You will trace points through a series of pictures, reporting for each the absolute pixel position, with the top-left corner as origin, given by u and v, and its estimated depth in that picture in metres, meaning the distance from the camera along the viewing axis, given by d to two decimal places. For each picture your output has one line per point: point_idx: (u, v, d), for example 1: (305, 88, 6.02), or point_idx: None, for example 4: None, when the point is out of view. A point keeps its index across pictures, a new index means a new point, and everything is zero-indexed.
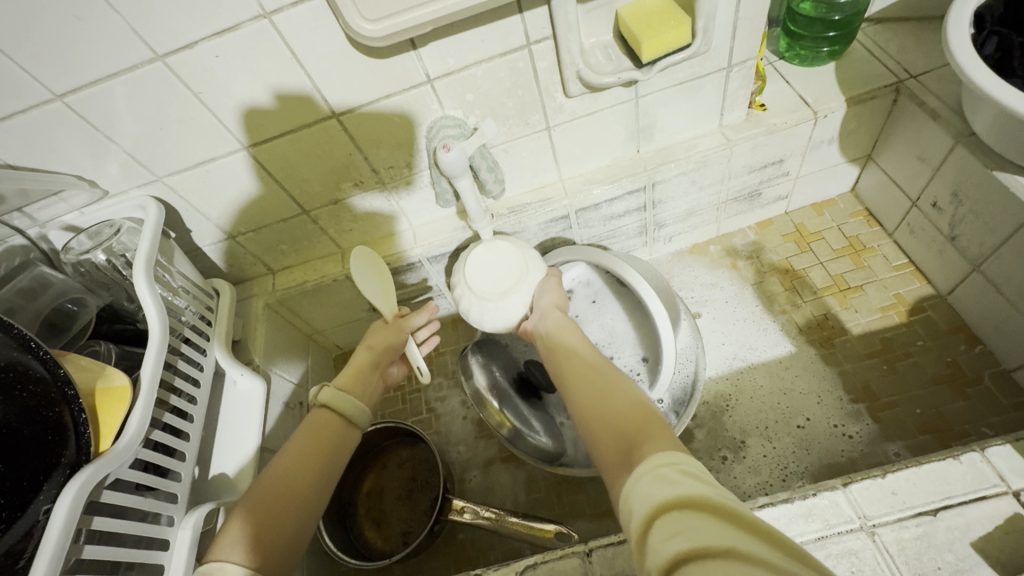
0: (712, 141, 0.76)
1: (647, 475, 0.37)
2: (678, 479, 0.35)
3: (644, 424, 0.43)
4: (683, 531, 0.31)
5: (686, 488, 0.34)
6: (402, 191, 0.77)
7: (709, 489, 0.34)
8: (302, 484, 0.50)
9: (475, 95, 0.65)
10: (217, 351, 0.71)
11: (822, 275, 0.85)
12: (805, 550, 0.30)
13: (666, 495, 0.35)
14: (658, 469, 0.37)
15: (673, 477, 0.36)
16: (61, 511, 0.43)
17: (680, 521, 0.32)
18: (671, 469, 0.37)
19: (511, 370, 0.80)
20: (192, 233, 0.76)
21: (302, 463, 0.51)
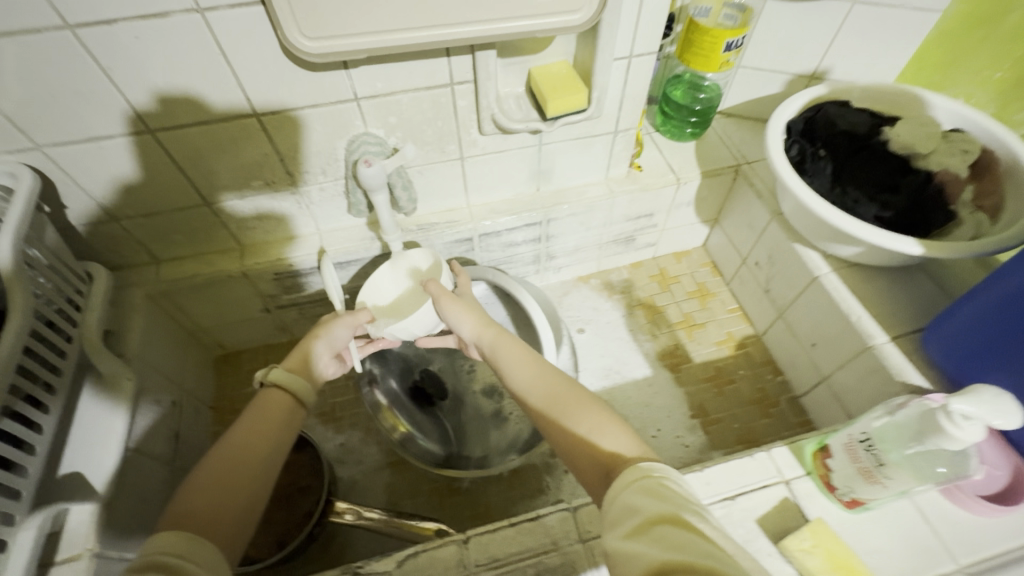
0: (599, 190, 0.90)
1: (631, 491, 0.42)
2: (664, 497, 0.40)
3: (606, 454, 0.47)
4: (670, 544, 0.36)
5: (671, 506, 0.39)
6: (315, 196, 0.78)
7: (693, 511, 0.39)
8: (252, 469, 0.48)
9: (398, 119, 0.70)
10: (85, 340, 0.66)
11: (676, 312, 1.03)
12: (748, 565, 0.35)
13: (652, 510, 0.39)
14: (644, 484, 0.42)
15: (660, 494, 0.40)
16: None
17: (661, 536, 0.37)
18: (654, 484, 0.41)
19: (407, 378, 0.83)
20: (67, 209, 0.70)
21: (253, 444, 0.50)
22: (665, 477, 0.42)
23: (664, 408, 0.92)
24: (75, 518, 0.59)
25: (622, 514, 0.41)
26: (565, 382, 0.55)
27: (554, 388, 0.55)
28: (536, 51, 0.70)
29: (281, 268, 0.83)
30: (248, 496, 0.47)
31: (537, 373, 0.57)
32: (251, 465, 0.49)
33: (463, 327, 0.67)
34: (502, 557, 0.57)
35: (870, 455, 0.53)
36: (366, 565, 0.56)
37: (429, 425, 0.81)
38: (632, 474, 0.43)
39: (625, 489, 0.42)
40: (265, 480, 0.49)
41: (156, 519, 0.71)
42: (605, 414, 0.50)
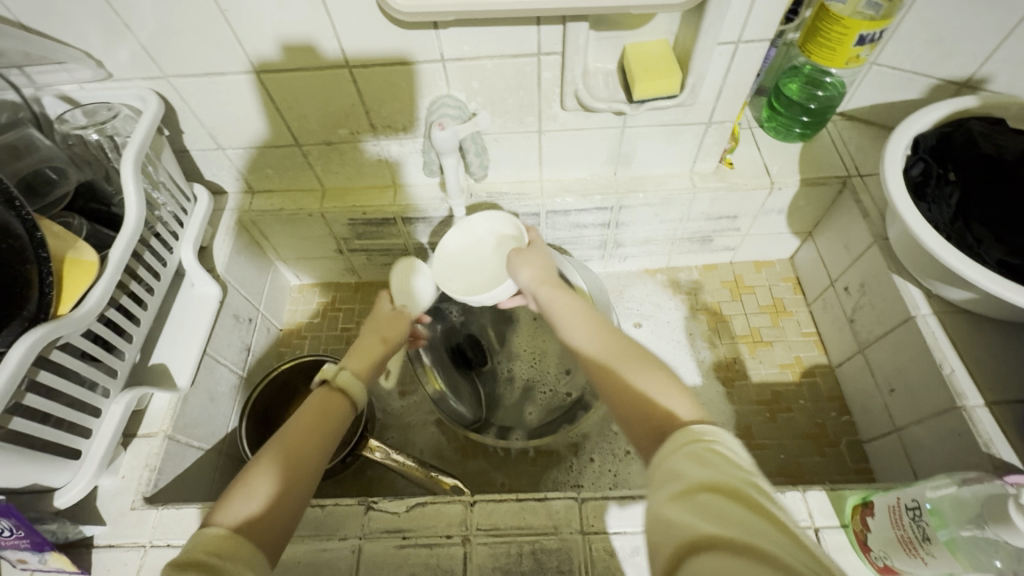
0: (679, 183, 0.85)
1: (676, 456, 0.39)
2: (713, 464, 0.37)
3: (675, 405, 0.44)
4: (713, 514, 0.34)
5: (717, 475, 0.36)
6: (395, 151, 0.82)
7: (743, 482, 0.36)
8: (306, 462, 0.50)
9: (480, 84, 0.70)
10: (184, 253, 0.75)
11: (742, 324, 0.96)
12: (812, 546, 0.32)
13: (692, 475, 0.37)
14: (692, 450, 0.39)
15: (709, 460, 0.37)
16: (13, 359, 0.47)
17: (704, 504, 0.34)
18: (702, 448, 0.39)
19: (452, 340, 0.85)
20: (183, 134, 0.78)
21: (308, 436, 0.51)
22: (717, 443, 0.39)
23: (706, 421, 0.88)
24: (155, 403, 0.71)
25: (666, 478, 0.38)
26: (636, 350, 0.51)
27: (618, 355, 0.52)
28: (635, 26, 0.65)
29: (356, 215, 0.89)
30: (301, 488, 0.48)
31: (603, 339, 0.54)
32: (305, 456, 0.50)
33: (521, 276, 0.68)
34: (502, 527, 0.59)
35: (916, 526, 0.47)
36: (378, 502, 0.61)
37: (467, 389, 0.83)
38: (682, 440, 0.40)
39: (673, 453, 0.39)
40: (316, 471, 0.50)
41: (221, 418, 0.81)
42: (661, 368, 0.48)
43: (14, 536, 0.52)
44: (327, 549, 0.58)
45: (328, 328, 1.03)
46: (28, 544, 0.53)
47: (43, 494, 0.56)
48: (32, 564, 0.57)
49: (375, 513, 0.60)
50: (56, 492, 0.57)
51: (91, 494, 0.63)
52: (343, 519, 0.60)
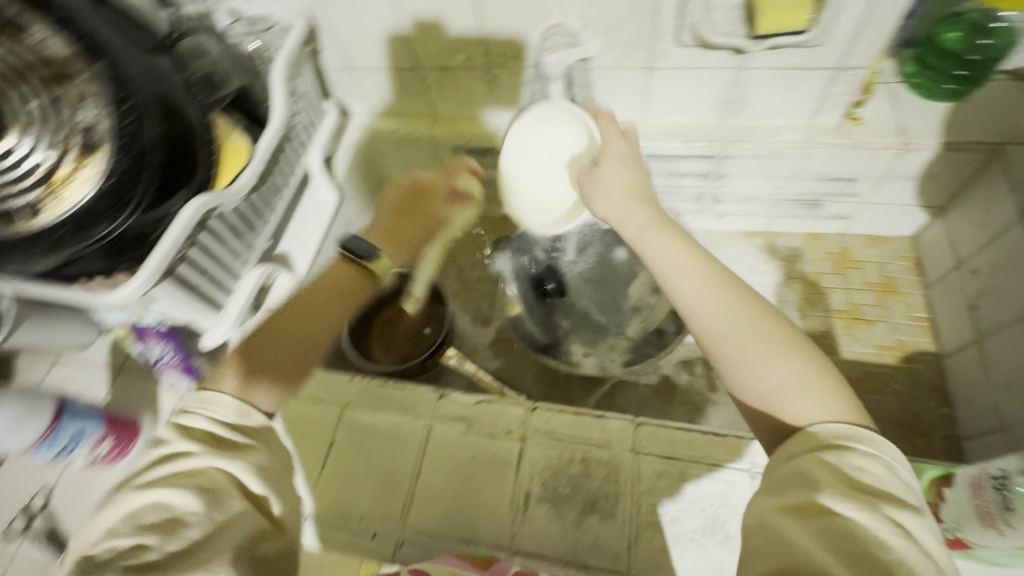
0: (795, 137, 0.80)
1: (801, 456, 0.40)
2: (829, 476, 0.38)
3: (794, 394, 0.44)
4: (832, 533, 0.35)
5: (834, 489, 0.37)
6: (503, 82, 0.85)
7: (858, 498, 0.36)
8: (292, 335, 0.61)
9: (596, 13, 0.70)
10: (311, 161, 0.86)
11: (841, 299, 0.90)
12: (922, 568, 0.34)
13: (816, 478, 0.38)
14: (815, 458, 0.39)
15: (828, 472, 0.38)
16: (185, 215, 0.56)
17: (825, 526, 0.35)
18: (843, 457, 0.39)
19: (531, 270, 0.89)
20: (321, 52, 0.87)
21: (295, 315, 0.63)
22: (846, 450, 0.39)
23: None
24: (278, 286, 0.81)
25: (789, 476, 0.40)
26: (777, 332, 0.47)
27: (753, 328, 0.47)
28: None
29: (459, 142, 0.94)
30: (298, 369, 0.60)
31: (739, 308, 0.48)
32: (304, 337, 0.62)
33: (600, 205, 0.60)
34: (559, 433, 0.63)
35: (998, 496, 0.44)
36: (449, 394, 0.67)
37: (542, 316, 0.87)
38: (806, 447, 0.41)
39: (804, 455, 0.40)
40: (313, 357, 0.63)
41: None
42: (797, 349, 0.46)
43: (173, 359, 0.69)
44: (403, 423, 0.66)
45: None
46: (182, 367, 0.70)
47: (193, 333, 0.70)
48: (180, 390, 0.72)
49: (446, 401, 0.67)
50: (203, 334, 0.70)
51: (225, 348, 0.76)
52: (418, 401, 0.67)
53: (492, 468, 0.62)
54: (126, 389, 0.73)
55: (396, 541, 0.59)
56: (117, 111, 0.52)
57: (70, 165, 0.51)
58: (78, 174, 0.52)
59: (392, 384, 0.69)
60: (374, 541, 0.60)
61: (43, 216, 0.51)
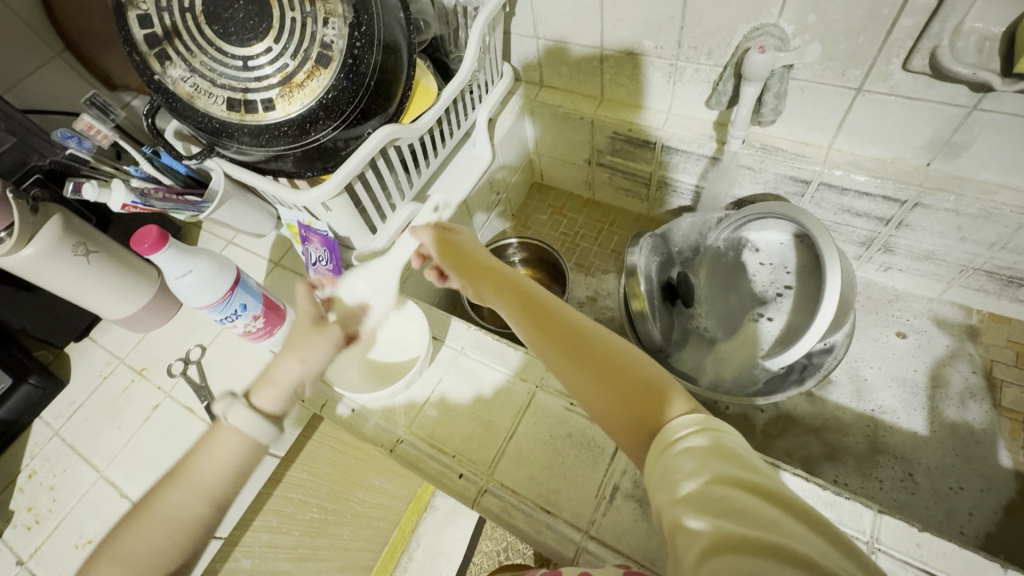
0: (1016, 201, 0.69)
1: (671, 453, 0.41)
2: (700, 465, 0.40)
3: (639, 398, 0.47)
4: (722, 514, 0.37)
5: (711, 471, 0.39)
6: (686, 77, 0.82)
7: (730, 472, 0.39)
8: (160, 532, 0.46)
9: (818, 20, 0.65)
10: (479, 117, 0.89)
11: (1015, 397, 0.77)
12: (834, 531, 0.36)
13: (699, 473, 0.39)
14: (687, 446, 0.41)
15: (696, 462, 0.40)
16: (374, 144, 0.63)
17: (714, 501, 0.37)
18: (700, 436, 0.41)
19: (665, 273, 0.88)
20: (513, 17, 0.90)
21: (174, 489, 0.48)
22: (703, 429, 0.42)
23: (915, 471, 0.75)
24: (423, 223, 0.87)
25: (667, 478, 0.41)
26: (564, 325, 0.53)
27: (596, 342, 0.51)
28: None
29: (620, 130, 0.93)
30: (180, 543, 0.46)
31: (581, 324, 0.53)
32: (188, 507, 0.47)
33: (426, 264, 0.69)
34: None
35: None
36: None
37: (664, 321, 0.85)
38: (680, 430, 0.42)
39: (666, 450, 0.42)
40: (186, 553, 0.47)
41: None
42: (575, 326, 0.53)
43: (326, 267, 0.73)
44: (510, 381, 0.68)
45: (550, 227, 1.13)
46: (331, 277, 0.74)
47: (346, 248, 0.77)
48: None
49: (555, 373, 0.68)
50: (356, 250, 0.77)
51: (365, 268, 0.83)
52: (529, 365, 0.69)
53: (584, 450, 0.62)
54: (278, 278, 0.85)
55: (480, 487, 0.62)
56: (354, 33, 0.56)
57: (304, 72, 0.55)
58: (308, 82, 0.56)
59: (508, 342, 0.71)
60: (460, 480, 0.63)
61: (271, 113, 0.56)
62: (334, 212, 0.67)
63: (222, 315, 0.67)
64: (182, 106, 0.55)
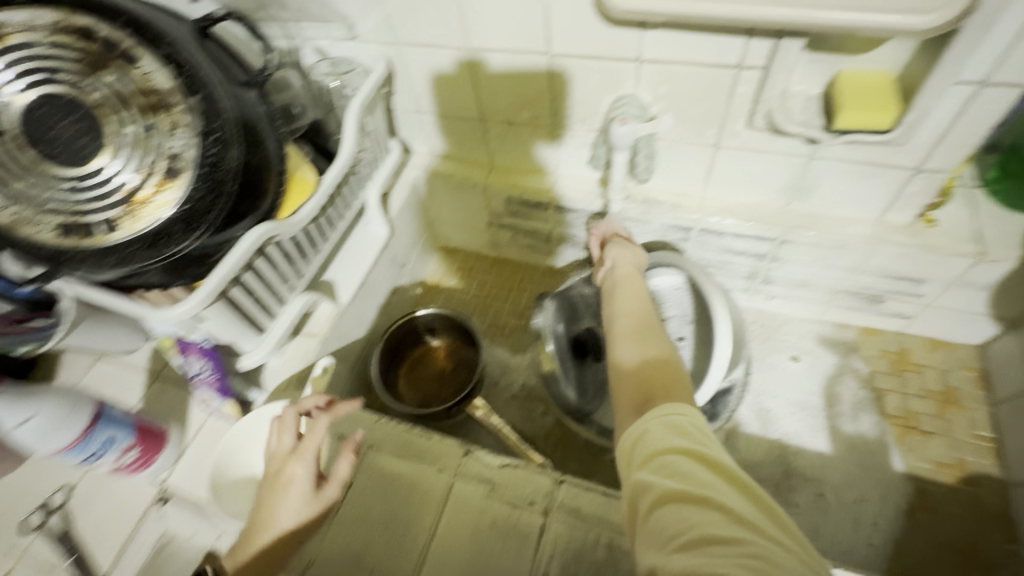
0: (862, 231, 0.77)
1: (648, 422, 0.45)
2: (676, 434, 0.43)
3: (661, 380, 0.50)
4: (677, 473, 0.40)
5: (683, 443, 0.42)
6: (567, 141, 0.86)
7: (693, 446, 0.42)
8: None
9: (669, 88, 0.71)
10: (369, 196, 0.88)
11: (896, 404, 0.84)
12: (780, 515, 0.38)
13: (664, 444, 0.43)
14: (668, 420, 0.44)
15: (674, 431, 0.43)
16: (245, 246, 0.59)
17: (668, 465, 0.41)
18: (680, 415, 0.44)
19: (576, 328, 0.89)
20: (394, 95, 0.90)
21: None
22: (688, 416, 0.45)
23: (824, 490, 0.79)
24: (320, 311, 0.83)
25: (638, 447, 0.44)
26: (651, 333, 0.58)
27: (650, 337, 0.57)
28: (857, 53, 0.61)
29: (514, 193, 0.95)
30: None
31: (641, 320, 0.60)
32: None
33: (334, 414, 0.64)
34: (582, 512, 0.60)
35: None
36: (475, 450, 0.66)
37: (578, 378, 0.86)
38: (662, 409, 0.45)
39: (649, 417, 0.45)
40: None
41: (362, 341, 0.93)
42: (655, 336, 0.57)
43: (209, 378, 0.67)
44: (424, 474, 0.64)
45: (461, 291, 1.12)
46: (217, 387, 0.68)
47: (231, 353, 0.70)
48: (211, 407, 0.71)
49: (471, 458, 0.65)
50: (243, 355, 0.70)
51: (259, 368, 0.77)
52: (443, 454, 0.66)
53: (509, 539, 0.59)
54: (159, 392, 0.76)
55: None
56: (205, 142, 0.52)
57: (149, 187, 0.51)
58: (155, 197, 0.51)
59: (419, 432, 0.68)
60: None
61: (115, 233, 0.51)
62: (209, 322, 0.61)
63: (82, 457, 0.58)
64: (5, 236, 0.49)
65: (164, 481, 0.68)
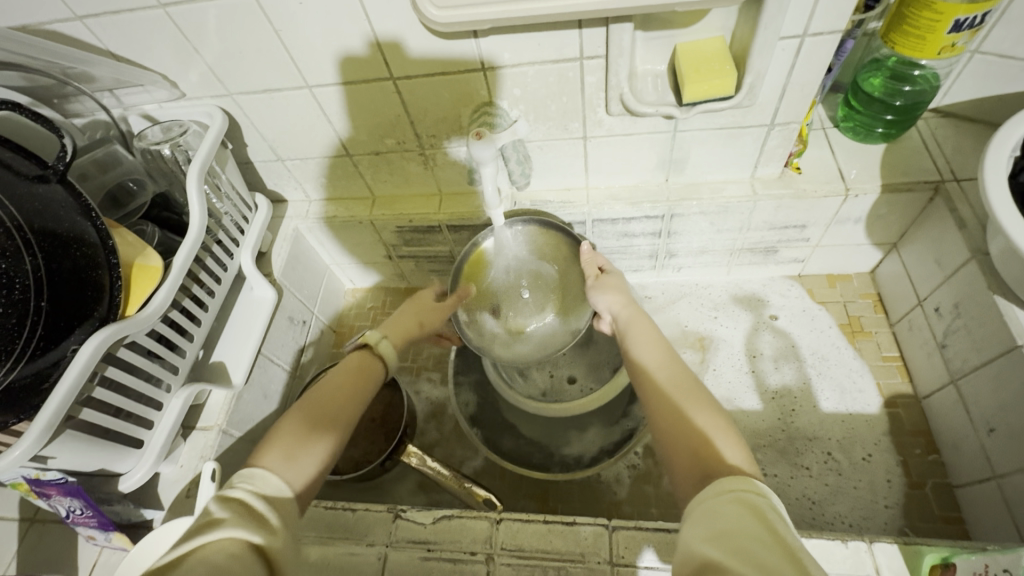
0: (739, 191, 0.78)
1: (728, 502, 0.41)
2: (739, 508, 0.40)
3: (723, 455, 0.46)
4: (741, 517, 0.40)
5: (760, 518, 0.39)
6: (442, 161, 0.82)
7: (758, 523, 0.39)
8: None
9: (522, 91, 0.69)
10: (243, 259, 0.79)
11: (809, 345, 0.88)
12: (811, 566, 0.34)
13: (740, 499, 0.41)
14: (741, 504, 0.40)
15: (738, 508, 0.40)
16: (83, 357, 0.50)
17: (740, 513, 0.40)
18: (740, 508, 0.40)
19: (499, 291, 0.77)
20: (247, 147, 0.83)
21: None
22: (754, 512, 0.40)
23: (831, 449, 0.80)
24: (213, 398, 0.75)
25: (712, 508, 0.41)
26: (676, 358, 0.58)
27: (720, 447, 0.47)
28: (686, 25, 0.61)
29: (403, 223, 0.90)
30: None
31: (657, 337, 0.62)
32: None
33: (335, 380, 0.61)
34: (525, 550, 0.57)
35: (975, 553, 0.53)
36: (406, 511, 0.61)
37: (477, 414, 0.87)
38: (737, 495, 0.41)
39: (724, 498, 0.42)
40: None
41: (274, 416, 0.85)
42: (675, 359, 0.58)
43: (83, 514, 0.59)
44: (354, 554, 0.59)
45: None
46: (96, 521, 0.60)
47: (109, 478, 0.62)
48: (99, 541, 0.64)
49: (402, 522, 0.60)
50: (121, 477, 0.61)
51: (153, 480, 0.69)
52: (372, 525, 0.61)
53: None
54: (44, 541, 0.66)
55: None
56: None
57: None
58: None
59: (343, 505, 0.63)
60: None
61: None
62: (59, 456, 0.53)
63: None
64: None
65: None
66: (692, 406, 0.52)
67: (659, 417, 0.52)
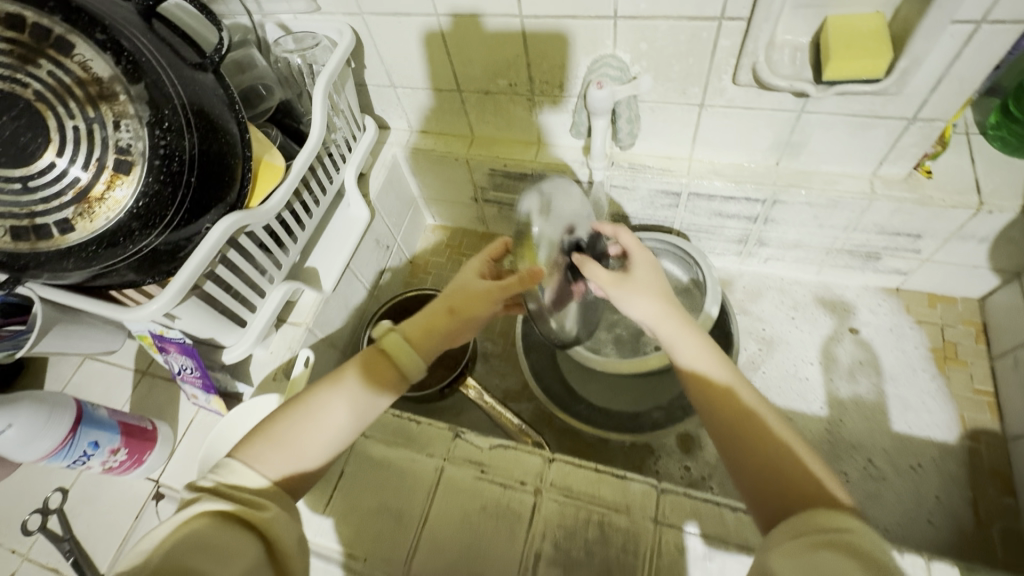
0: (856, 186, 0.74)
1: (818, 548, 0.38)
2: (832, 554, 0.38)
3: (812, 496, 0.44)
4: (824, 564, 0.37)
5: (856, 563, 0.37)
6: (547, 109, 0.82)
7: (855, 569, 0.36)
8: None
9: (649, 47, 0.67)
10: (347, 176, 0.84)
11: (893, 362, 0.83)
12: None
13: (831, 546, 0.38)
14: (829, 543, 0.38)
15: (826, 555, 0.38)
16: (216, 235, 0.57)
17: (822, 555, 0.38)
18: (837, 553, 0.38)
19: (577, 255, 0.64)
20: (366, 69, 0.86)
21: None
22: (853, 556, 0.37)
23: (856, 459, 0.78)
24: (304, 299, 0.81)
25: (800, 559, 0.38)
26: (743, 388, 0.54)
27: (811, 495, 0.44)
28: None
29: (497, 166, 0.91)
30: None
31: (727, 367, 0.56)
32: None
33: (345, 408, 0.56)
34: (573, 490, 0.59)
35: None
36: (465, 433, 0.66)
37: (537, 363, 0.89)
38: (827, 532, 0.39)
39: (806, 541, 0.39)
40: None
41: (351, 327, 0.92)
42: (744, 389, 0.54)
43: (192, 374, 0.67)
44: (415, 460, 0.64)
45: (451, 269, 1.10)
46: (200, 382, 0.68)
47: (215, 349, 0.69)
48: (198, 402, 0.73)
49: (461, 442, 0.65)
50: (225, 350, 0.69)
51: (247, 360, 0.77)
52: (433, 438, 0.65)
53: (500, 519, 0.59)
54: (153, 392, 0.76)
55: None
56: (156, 130, 0.51)
57: (101, 183, 0.49)
58: (110, 193, 0.50)
59: (409, 416, 0.68)
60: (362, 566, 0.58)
61: (72, 235, 0.49)
62: (184, 318, 0.60)
63: (68, 461, 0.59)
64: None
65: (159, 478, 0.69)
66: (767, 436, 0.49)
67: (737, 450, 0.50)
